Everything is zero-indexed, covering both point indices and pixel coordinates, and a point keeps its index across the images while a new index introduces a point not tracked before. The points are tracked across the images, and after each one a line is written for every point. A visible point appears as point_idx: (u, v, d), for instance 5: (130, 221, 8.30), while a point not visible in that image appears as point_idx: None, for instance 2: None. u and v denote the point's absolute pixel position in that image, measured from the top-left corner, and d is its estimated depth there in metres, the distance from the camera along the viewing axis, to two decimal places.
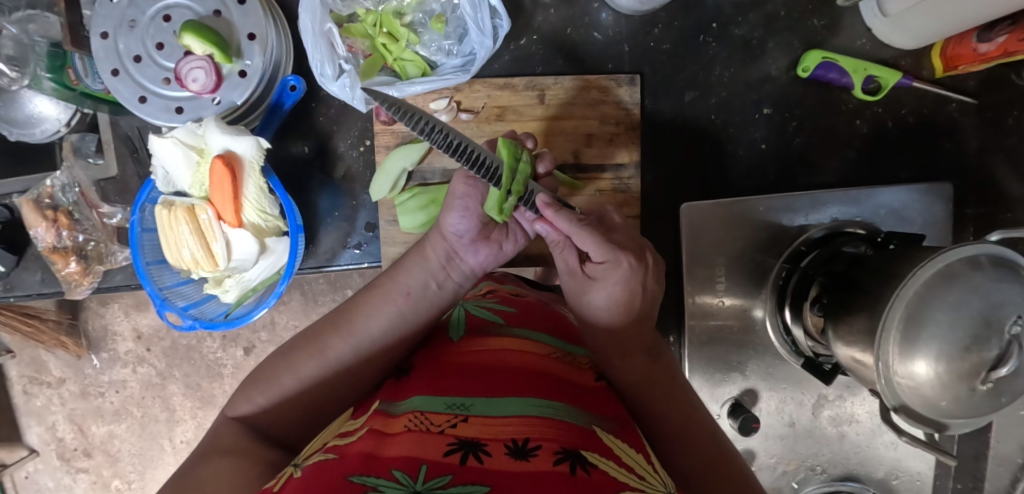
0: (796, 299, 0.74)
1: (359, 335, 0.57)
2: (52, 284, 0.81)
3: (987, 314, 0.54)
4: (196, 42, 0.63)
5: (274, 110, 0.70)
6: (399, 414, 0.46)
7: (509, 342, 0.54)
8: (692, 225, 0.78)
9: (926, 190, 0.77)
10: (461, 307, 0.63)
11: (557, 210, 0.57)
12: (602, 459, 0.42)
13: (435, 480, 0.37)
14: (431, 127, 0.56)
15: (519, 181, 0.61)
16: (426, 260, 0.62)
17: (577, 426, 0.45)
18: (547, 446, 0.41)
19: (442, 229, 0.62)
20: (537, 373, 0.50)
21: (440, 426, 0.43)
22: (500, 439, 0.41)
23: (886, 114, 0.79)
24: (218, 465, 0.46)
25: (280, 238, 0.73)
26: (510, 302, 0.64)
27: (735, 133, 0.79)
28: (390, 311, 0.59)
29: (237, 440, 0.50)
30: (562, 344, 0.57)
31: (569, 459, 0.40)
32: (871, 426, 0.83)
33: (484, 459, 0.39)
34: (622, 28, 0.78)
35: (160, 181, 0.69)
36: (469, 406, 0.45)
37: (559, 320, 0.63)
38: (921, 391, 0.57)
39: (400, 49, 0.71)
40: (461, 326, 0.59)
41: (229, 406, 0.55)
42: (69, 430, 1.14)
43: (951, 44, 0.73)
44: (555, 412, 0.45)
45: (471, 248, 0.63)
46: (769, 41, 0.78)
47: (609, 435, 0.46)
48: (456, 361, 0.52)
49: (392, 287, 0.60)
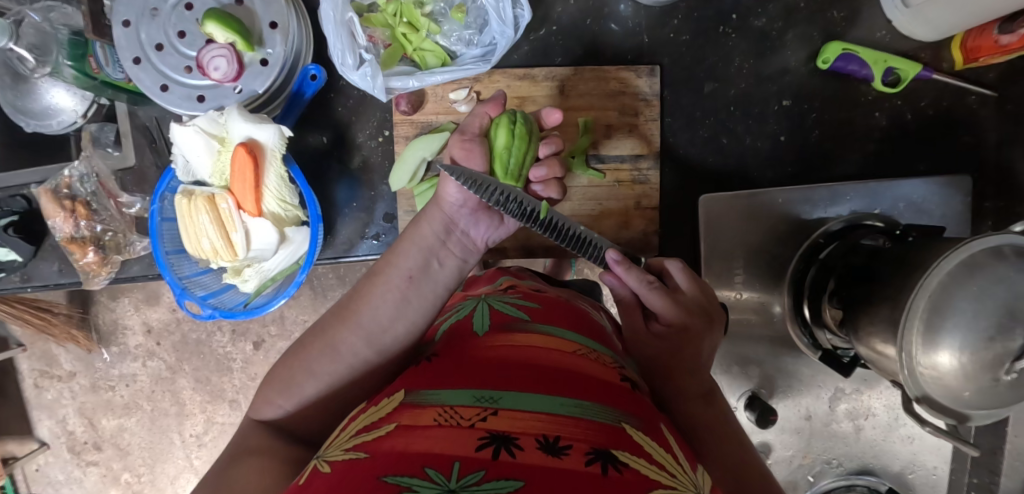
0: (815, 292, 0.75)
1: (364, 322, 0.58)
2: (68, 275, 0.81)
3: (1012, 304, 0.54)
4: (218, 30, 0.63)
5: (294, 99, 0.70)
6: (426, 405, 0.45)
7: (535, 338, 0.54)
8: (710, 217, 0.78)
9: (945, 183, 0.77)
10: (483, 303, 0.61)
11: (629, 269, 0.62)
12: (632, 457, 0.42)
13: (469, 477, 0.37)
14: (510, 200, 0.63)
15: (586, 241, 0.67)
16: (423, 237, 0.62)
17: (607, 425, 0.44)
18: (577, 445, 0.41)
19: (440, 201, 0.63)
20: (565, 369, 0.49)
21: (470, 420, 0.43)
22: (531, 434, 0.41)
23: (905, 106, 0.78)
24: (246, 466, 0.48)
25: (300, 227, 0.73)
26: (532, 297, 0.63)
27: (754, 125, 0.79)
28: (393, 296, 0.59)
29: (263, 441, 0.53)
30: (586, 340, 0.56)
31: (600, 459, 0.40)
32: (887, 420, 0.83)
33: (516, 454, 0.39)
34: (641, 19, 0.77)
35: (181, 171, 0.69)
36: (498, 398, 0.45)
37: (586, 321, 0.61)
38: (944, 381, 0.57)
39: (420, 39, 0.71)
40: (484, 320, 0.58)
41: (254, 409, 0.57)
42: (80, 423, 1.14)
43: (972, 36, 0.73)
44: (584, 410, 0.45)
45: (473, 220, 0.64)
46: (789, 33, 0.78)
47: (638, 431, 0.46)
48: (481, 354, 0.51)
49: (392, 272, 0.61)
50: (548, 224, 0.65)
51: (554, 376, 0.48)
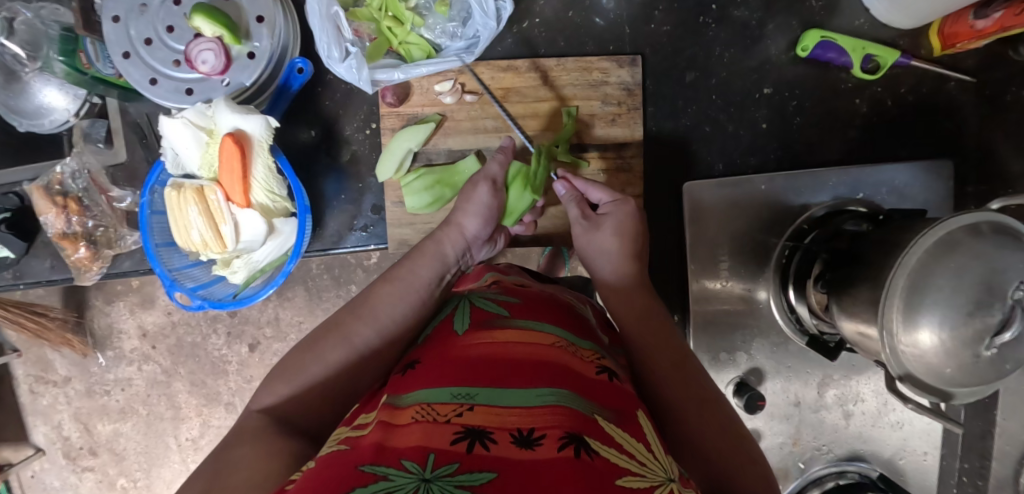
0: (800, 277, 0.75)
1: (383, 319, 0.60)
2: (60, 271, 0.83)
3: (989, 278, 0.55)
4: (206, 23, 0.64)
5: (281, 92, 0.72)
6: (405, 406, 0.46)
7: (515, 334, 0.54)
8: (695, 204, 0.79)
9: (927, 167, 0.78)
10: (465, 300, 0.62)
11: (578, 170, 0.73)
12: (603, 446, 0.43)
13: (443, 468, 0.38)
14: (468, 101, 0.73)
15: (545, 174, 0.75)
16: (443, 253, 0.68)
17: (580, 413, 0.45)
18: (550, 433, 0.42)
19: (461, 229, 0.70)
20: (540, 363, 0.50)
21: (447, 416, 0.43)
22: (506, 429, 0.42)
23: (885, 93, 0.79)
24: (250, 456, 0.47)
25: (288, 219, 0.74)
26: (514, 293, 0.64)
27: (736, 113, 0.80)
28: (413, 300, 0.63)
29: (264, 431, 0.51)
30: (566, 333, 0.57)
31: (573, 444, 0.41)
32: (877, 405, 0.83)
33: (490, 447, 0.40)
34: (623, 11, 0.79)
35: (170, 163, 0.70)
36: (474, 395, 0.45)
37: (569, 317, 0.62)
38: (925, 359, 0.58)
39: (405, 32, 0.73)
40: (465, 318, 0.58)
41: (253, 402, 0.55)
42: (75, 429, 1.14)
43: (948, 22, 0.74)
44: (559, 399, 0.46)
45: (480, 247, 0.73)
46: (769, 23, 0.79)
47: (610, 423, 0.46)
48: (461, 352, 0.52)
49: (411, 276, 0.65)
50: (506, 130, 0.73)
51: (525, 368, 0.49)
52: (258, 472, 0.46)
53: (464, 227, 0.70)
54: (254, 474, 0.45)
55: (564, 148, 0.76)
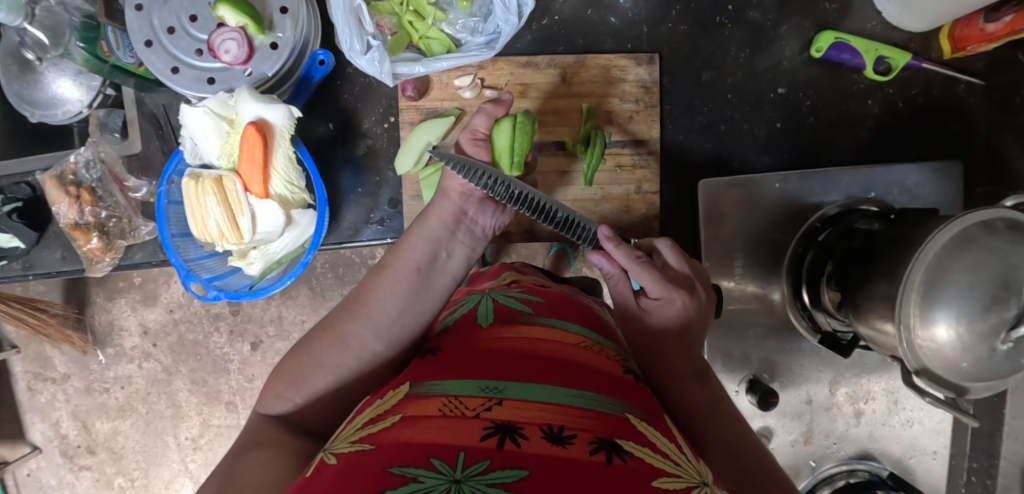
0: (813, 276, 0.76)
1: (375, 316, 0.60)
2: (71, 262, 0.82)
3: (1006, 275, 0.55)
4: (231, 13, 0.64)
5: (303, 83, 0.73)
6: (432, 396, 0.46)
7: (540, 331, 0.54)
8: (710, 201, 0.80)
9: (937, 168, 0.79)
10: (488, 297, 0.62)
11: (618, 245, 0.62)
12: (636, 447, 0.42)
13: (474, 466, 0.38)
14: (495, 182, 0.66)
15: (575, 223, 0.69)
16: (431, 228, 0.67)
17: (611, 416, 0.45)
18: (582, 435, 0.41)
19: (448, 193, 0.68)
20: (569, 362, 0.50)
21: (475, 410, 0.43)
22: (536, 424, 0.42)
23: (897, 94, 0.81)
24: (257, 457, 0.48)
25: (306, 211, 0.74)
26: (536, 292, 0.64)
27: (750, 112, 0.81)
28: (404, 285, 0.62)
29: (274, 435, 0.51)
30: (590, 333, 0.57)
31: (604, 448, 0.40)
32: (887, 403, 0.84)
33: (521, 443, 0.40)
34: (641, 10, 0.80)
35: (189, 153, 0.70)
36: (502, 389, 0.45)
37: (592, 317, 0.62)
38: (942, 354, 0.58)
39: (426, 26, 0.73)
40: (489, 314, 0.58)
41: (261, 403, 0.56)
42: (73, 427, 1.12)
43: (959, 25, 0.75)
44: (588, 401, 0.45)
45: (483, 211, 0.69)
46: (783, 25, 0.80)
47: (642, 422, 0.46)
48: (487, 345, 0.52)
49: (401, 265, 0.64)
50: (533, 204, 0.68)
51: (553, 368, 0.49)
52: (263, 472, 0.46)
53: (450, 192, 0.68)
54: (257, 475, 0.45)
55: (596, 145, 0.75)
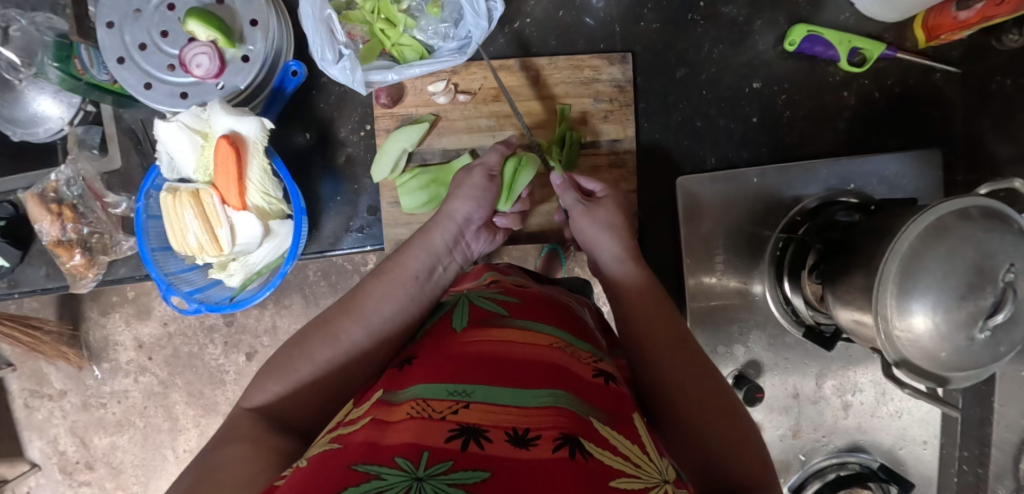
0: (795, 268, 0.76)
1: (370, 316, 0.60)
2: (56, 279, 0.82)
3: (981, 263, 0.55)
4: (200, 27, 0.65)
5: (276, 95, 0.73)
6: (401, 401, 0.46)
7: (511, 333, 0.54)
8: (688, 198, 0.80)
9: (915, 157, 0.79)
10: (464, 299, 0.62)
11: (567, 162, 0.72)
12: (598, 449, 0.42)
13: (436, 467, 0.37)
14: None
15: None
16: (433, 243, 0.67)
17: (577, 415, 0.45)
18: (546, 433, 0.41)
19: (452, 216, 0.68)
20: (539, 362, 0.50)
21: (442, 412, 0.43)
22: (501, 426, 0.42)
23: (873, 85, 0.81)
24: (234, 452, 0.48)
25: (285, 221, 0.74)
26: (512, 293, 0.64)
27: (727, 108, 0.81)
28: (400, 292, 0.62)
29: (256, 430, 0.51)
30: (565, 335, 0.57)
31: (567, 444, 0.40)
32: (875, 395, 0.84)
33: (485, 446, 0.40)
34: (613, 10, 0.80)
35: (165, 167, 0.70)
36: (470, 392, 0.45)
37: (565, 315, 0.62)
38: (920, 343, 0.58)
39: (398, 34, 0.73)
40: (463, 316, 0.58)
41: (244, 398, 0.55)
42: (71, 443, 1.13)
43: (932, 14, 0.75)
44: (556, 399, 0.45)
45: (476, 236, 0.72)
46: (756, 19, 0.80)
47: (605, 426, 0.45)
48: (458, 349, 0.52)
49: (400, 271, 0.64)
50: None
51: (521, 369, 0.48)
52: (245, 470, 0.46)
53: (456, 212, 0.69)
54: (239, 474, 0.45)
55: (571, 145, 0.76)
